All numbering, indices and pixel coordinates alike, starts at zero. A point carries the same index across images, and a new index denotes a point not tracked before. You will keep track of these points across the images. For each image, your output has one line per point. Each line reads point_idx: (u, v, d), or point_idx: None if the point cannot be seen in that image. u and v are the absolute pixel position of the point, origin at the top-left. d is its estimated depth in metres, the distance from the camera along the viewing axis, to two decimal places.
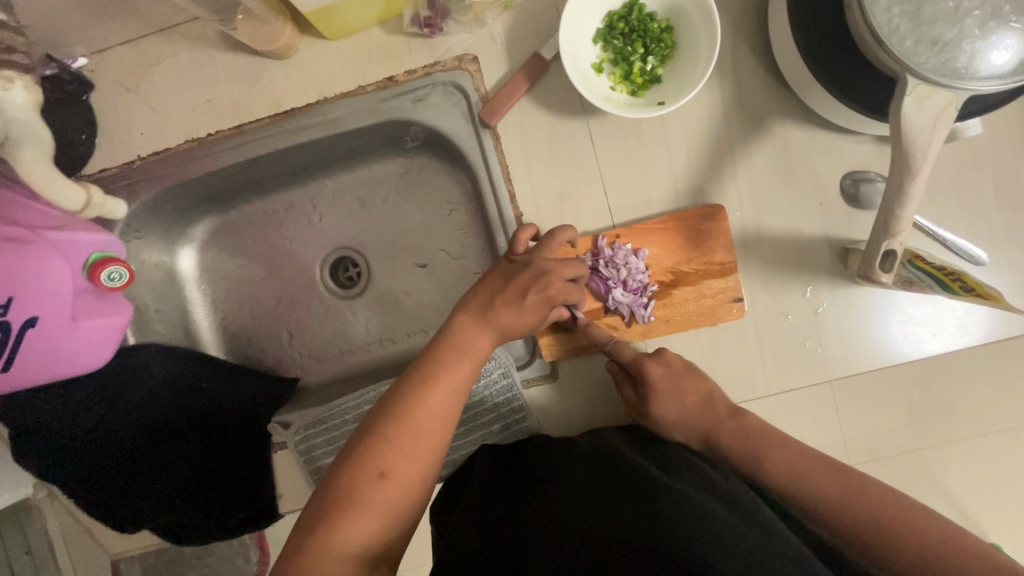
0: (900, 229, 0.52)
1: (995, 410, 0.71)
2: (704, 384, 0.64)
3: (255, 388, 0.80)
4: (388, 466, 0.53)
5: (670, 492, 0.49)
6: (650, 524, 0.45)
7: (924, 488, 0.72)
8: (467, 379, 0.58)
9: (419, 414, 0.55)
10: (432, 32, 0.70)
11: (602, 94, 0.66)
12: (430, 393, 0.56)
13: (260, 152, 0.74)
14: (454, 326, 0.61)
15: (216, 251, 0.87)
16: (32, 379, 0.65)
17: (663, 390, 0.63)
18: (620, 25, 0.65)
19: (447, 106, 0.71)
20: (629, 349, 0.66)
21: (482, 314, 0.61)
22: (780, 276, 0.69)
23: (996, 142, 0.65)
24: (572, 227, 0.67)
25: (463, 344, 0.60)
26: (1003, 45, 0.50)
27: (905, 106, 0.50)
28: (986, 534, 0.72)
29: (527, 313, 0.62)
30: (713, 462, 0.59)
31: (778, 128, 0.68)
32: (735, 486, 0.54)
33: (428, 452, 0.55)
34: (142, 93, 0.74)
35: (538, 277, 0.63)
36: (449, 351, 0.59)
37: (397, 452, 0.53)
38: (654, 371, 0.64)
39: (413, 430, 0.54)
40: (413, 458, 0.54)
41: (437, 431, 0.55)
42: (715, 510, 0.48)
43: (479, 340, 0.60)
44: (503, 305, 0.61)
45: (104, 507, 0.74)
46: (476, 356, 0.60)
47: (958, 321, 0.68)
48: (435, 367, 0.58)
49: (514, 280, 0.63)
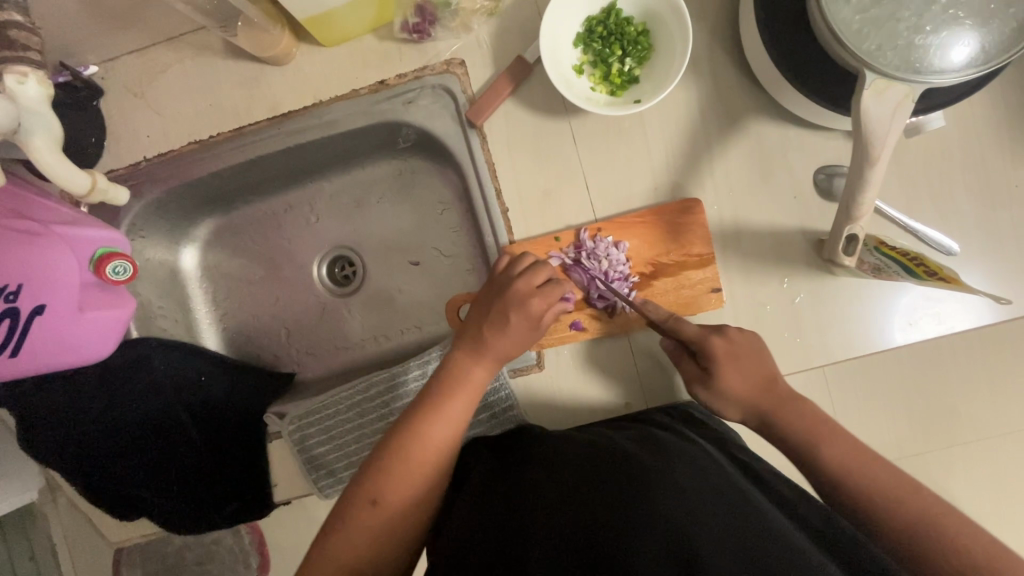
0: (862, 214, 0.55)
1: (977, 398, 0.72)
2: (765, 365, 0.64)
3: (254, 385, 0.84)
4: (378, 494, 0.58)
5: (660, 490, 0.51)
6: (641, 522, 0.48)
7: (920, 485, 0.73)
8: (460, 411, 0.62)
9: (409, 443, 0.60)
10: (421, 38, 0.74)
11: (582, 94, 0.70)
12: (420, 425, 0.60)
13: (259, 153, 0.78)
14: (450, 364, 0.65)
15: (217, 250, 0.91)
16: (38, 368, 0.68)
17: (727, 366, 0.64)
18: (598, 29, 0.69)
19: (436, 108, 0.74)
20: (692, 326, 0.65)
21: (473, 346, 0.64)
22: (758, 268, 0.71)
23: (963, 135, 0.67)
24: (530, 254, 0.68)
25: (455, 378, 0.63)
26: (953, 41, 0.52)
27: (865, 98, 0.53)
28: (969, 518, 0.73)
29: (515, 333, 0.64)
30: (709, 451, 0.61)
31: (752, 125, 0.71)
32: (729, 477, 0.56)
33: (419, 475, 0.59)
34: (148, 99, 0.78)
35: (515, 297, 0.64)
36: (442, 388, 0.63)
37: (386, 480, 0.58)
38: (720, 347, 0.64)
39: (403, 458, 0.59)
40: (400, 486, 0.59)
41: (429, 458, 0.60)
42: (706, 502, 0.51)
43: (472, 370, 0.64)
44: (491, 334, 0.64)
45: (106, 494, 0.77)
46: (472, 388, 0.63)
47: (930, 310, 0.69)
48: (427, 403, 0.62)
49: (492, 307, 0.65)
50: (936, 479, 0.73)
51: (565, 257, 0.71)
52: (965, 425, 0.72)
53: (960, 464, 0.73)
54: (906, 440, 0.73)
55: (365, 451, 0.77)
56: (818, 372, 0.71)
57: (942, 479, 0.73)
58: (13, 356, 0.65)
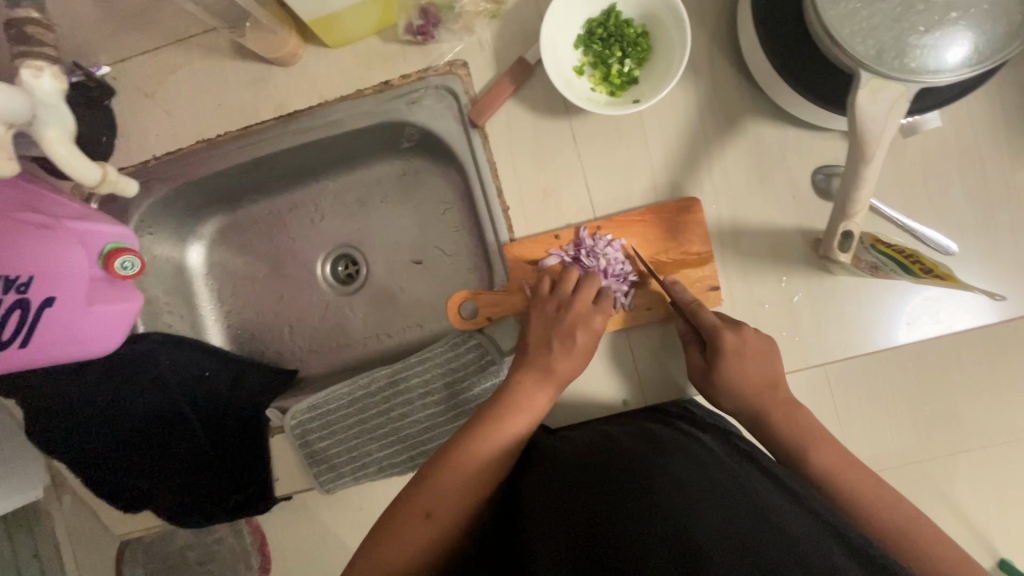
0: (857, 212, 0.56)
1: (975, 399, 0.72)
2: (771, 369, 0.66)
3: (258, 380, 0.85)
4: (432, 506, 0.60)
5: (659, 485, 0.54)
6: (640, 521, 0.50)
7: (924, 491, 0.73)
8: (524, 430, 0.65)
9: (467, 459, 0.62)
10: (425, 39, 0.75)
11: (583, 95, 0.71)
12: (481, 442, 0.63)
13: (266, 152, 0.79)
14: (516, 386, 0.67)
15: (223, 248, 0.92)
16: (46, 359, 0.69)
17: (734, 362, 0.64)
18: (598, 31, 0.70)
19: (440, 108, 0.76)
20: (710, 316, 0.66)
21: (539, 371, 0.67)
22: (757, 267, 0.71)
23: (961, 135, 0.68)
24: (594, 274, 0.70)
25: (521, 401, 0.66)
26: (948, 42, 0.53)
27: (859, 97, 0.54)
28: (967, 519, 0.73)
29: (577, 354, 0.68)
30: (707, 439, 0.63)
31: (750, 125, 0.72)
32: (727, 465, 0.58)
33: (474, 487, 0.61)
34: (158, 98, 0.80)
35: (575, 318, 0.68)
36: (506, 409, 0.65)
37: (441, 494, 0.60)
38: (730, 342, 0.65)
39: (461, 471, 0.61)
40: (456, 498, 0.61)
41: (485, 474, 0.62)
42: (705, 490, 0.53)
43: (538, 394, 0.66)
44: (558, 359, 0.67)
45: (113, 486, 0.79)
46: (533, 411, 0.66)
47: (927, 310, 0.69)
48: (492, 418, 0.65)
49: (564, 330, 0.67)
50: (940, 486, 0.73)
51: (564, 254, 0.73)
52: (967, 429, 0.72)
53: (967, 473, 0.73)
54: (907, 443, 0.73)
55: (367, 447, 0.78)
56: (815, 372, 0.72)
57: (947, 485, 0.73)
58: (21, 348, 0.65)
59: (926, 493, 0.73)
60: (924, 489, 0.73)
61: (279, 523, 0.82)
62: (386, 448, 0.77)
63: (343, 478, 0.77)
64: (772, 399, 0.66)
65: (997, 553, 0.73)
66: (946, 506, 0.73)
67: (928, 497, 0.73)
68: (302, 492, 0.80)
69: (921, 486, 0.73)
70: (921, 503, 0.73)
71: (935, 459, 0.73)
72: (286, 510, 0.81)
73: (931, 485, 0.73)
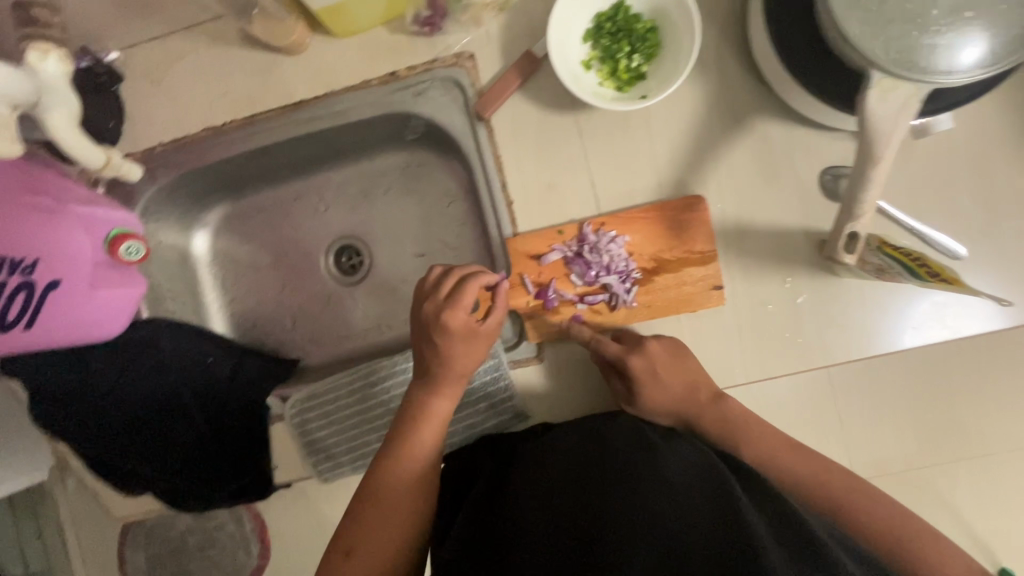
0: (864, 213, 0.55)
1: (982, 410, 0.70)
2: (689, 369, 0.67)
3: (258, 370, 0.85)
4: (353, 543, 0.58)
5: (645, 484, 0.52)
6: (624, 516, 0.49)
7: (925, 500, 0.71)
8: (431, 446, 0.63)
9: (386, 489, 0.60)
10: (432, 31, 0.75)
11: (590, 89, 0.70)
12: (390, 469, 0.61)
13: (273, 141, 0.79)
14: (409, 403, 0.65)
15: (227, 236, 0.93)
16: (50, 342, 0.69)
17: (648, 384, 0.66)
18: (607, 25, 0.70)
19: (445, 100, 0.76)
20: (612, 345, 0.68)
21: (428, 384, 0.64)
22: (761, 267, 0.71)
23: (973, 138, 0.67)
24: (485, 272, 0.65)
25: (417, 412, 0.64)
26: (962, 43, 0.52)
27: (870, 98, 0.53)
28: (980, 537, 0.70)
29: (467, 355, 0.64)
30: (697, 447, 0.62)
31: (759, 124, 0.71)
32: (714, 469, 0.57)
33: (398, 518, 0.59)
34: (165, 85, 0.80)
35: (445, 328, 0.63)
36: (408, 428, 0.63)
37: (367, 531, 0.58)
38: (638, 366, 0.66)
39: (381, 505, 0.59)
40: (381, 527, 0.58)
41: (405, 502, 0.60)
42: (690, 492, 0.52)
43: (433, 405, 0.64)
44: (444, 364, 0.64)
45: (114, 470, 0.80)
46: (435, 424, 0.63)
47: (934, 314, 0.69)
48: (396, 440, 0.62)
49: (440, 343, 0.63)
50: (941, 494, 0.70)
51: (567, 250, 0.72)
52: (966, 436, 0.70)
53: (970, 481, 0.70)
54: (905, 449, 0.71)
55: (364, 437, 0.78)
56: (812, 375, 0.71)
57: (949, 494, 0.70)
58: (26, 330, 0.66)
59: (936, 510, 0.70)
60: (934, 505, 0.70)
61: (276, 514, 0.82)
62: (384, 438, 0.78)
63: (342, 467, 0.78)
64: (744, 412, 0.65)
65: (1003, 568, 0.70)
66: (958, 522, 0.70)
67: (938, 513, 0.70)
68: (300, 481, 0.80)
69: (922, 494, 0.71)
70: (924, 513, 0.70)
71: (937, 467, 0.71)
72: (283, 499, 0.81)
73: (933, 494, 0.71)
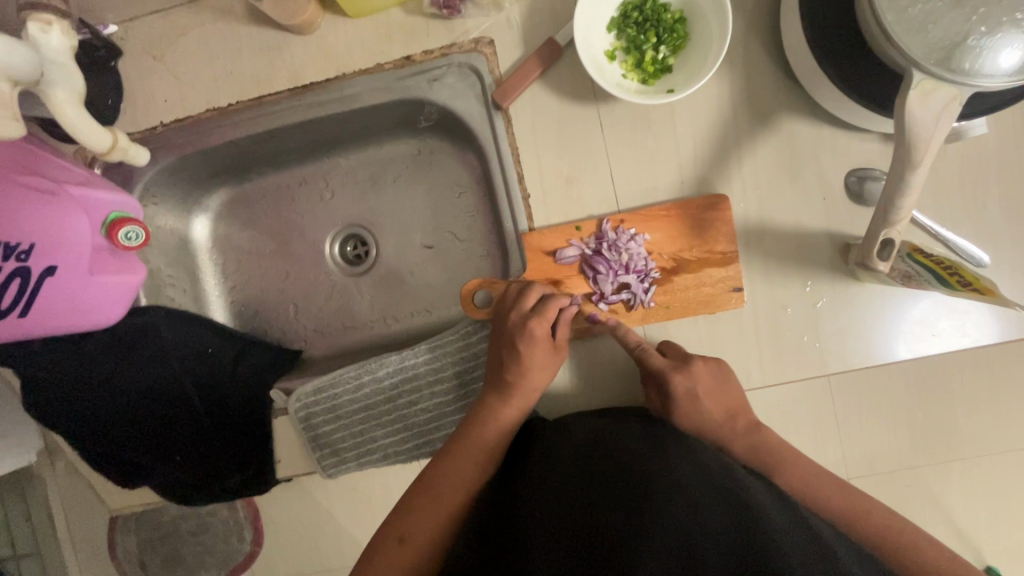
0: (899, 220, 0.54)
1: (993, 420, 0.70)
2: (731, 398, 0.66)
3: (260, 361, 0.83)
4: (407, 531, 0.60)
5: (658, 487, 0.50)
6: (637, 529, 0.46)
7: (917, 499, 0.71)
8: (492, 442, 0.66)
9: (440, 484, 0.63)
10: (450, 14, 0.71)
11: (614, 81, 0.68)
12: (450, 466, 0.64)
13: (279, 123, 0.76)
14: (479, 404, 0.68)
15: (228, 221, 0.90)
16: (47, 328, 0.68)
17: (688, 404, 0.65)
18: (634, 14, 0.67)
19: (462, 87, 0.73)
20: (658, 358, 0.66)
21: (501, 389, 0.67)
22: (782, 269, 0.69)
23: (1002, 144, 0.65)
24: (563, 296, 0.68)
25: (483, 416, 0.67)
26: (1012, 44, 0.49)
27: (909, 100, 0.51)
28: (982, 548, 0.70)
29: (539, 367, 0.67)
30: (713, 452, 0.58)
31: (785, 123, 0.69)
32: (731, 475, 0.54)
33: (444, 512, 0.62)
34: (167, 62, 0.77)
35: (521, 332, 0.66)
36: (472, 423, 0.67)
37: (415, 519, 0.61)
38: (680, 386, 0.64)
39: (435, 497, 0.63)
40: (429, 521, 0.61)
41: (454, 498, 0.63)
42: (709, 500, 0.49)
43: (501, 411, 0.66)
44: (521, 373, 0.67)
45: (110, 459, 0.78)
46: (500, 426, 0.66)
47: (954, 323, 0.68)
48: (459, 437, 0.66)
49: (515, 347, 0.67)
50: (933, 493, 0.70)
51: (585, 247, 0.70)
52: (961, 439, 0.70)
53: (963, 487, 0.70)
54: (898, 447, 0.71)
55: (372, 433, 0.76)
56: (814, 383, 0.70)
57: (942, 496, 0.70)
58: (20, 318, 0.64)
59: (940, 519, 0.70)
60: (938, 514, 0.70)
61: (275, 507, 0.80)
62: (391, 435, 0.76)
63: (347, 463, 0.76)
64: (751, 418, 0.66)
65: (988, 563, 0.70)
66: (964, 533, 0.70)
67: (942, 523, 0.70)
68: (303, 476, 0.79)
69: (914, 493, 0.71)
70: (916, 512, 0.71)
71: (931, 467, 0.71)
72: (283, 493, 0.80)
73: (925, 493, 0.71)
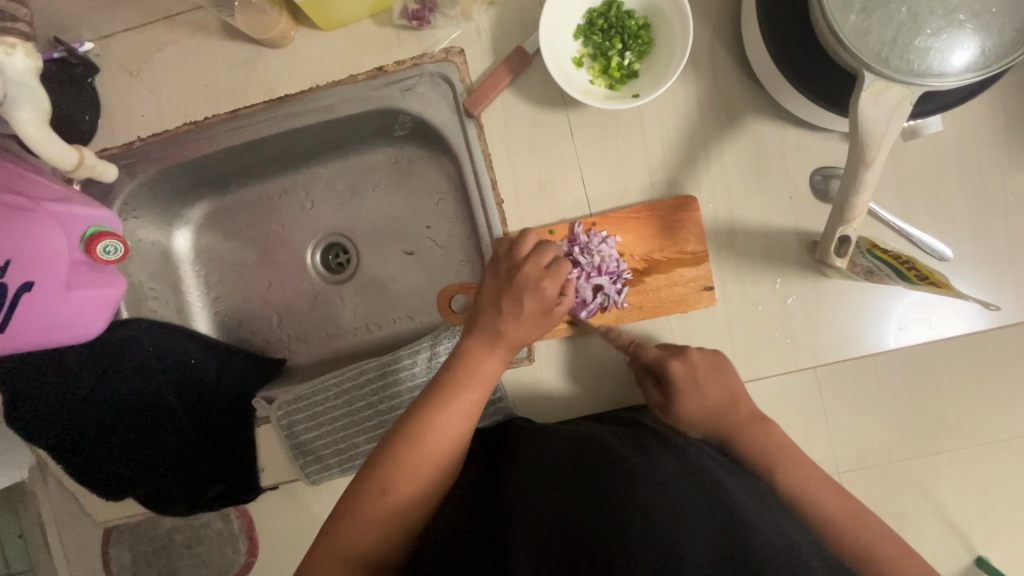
0: (855, 216, 0.55)
1: (963, 410, 0.71)
2: (731, 384, 0.66)
3: (243, 366, 0.85)
4: (387, 484, 0.57)
5: (642, 484, 0.51)
6: (620, 523, 0.47)
7: (891, 489, 0.73)
8: (479, 401, 0.61)
9: (426, 442, 0.59)
10: (420, 25, 0.73)
11: (582, 87, 0.69)
12: (437, 421, 0.59)
13: (255, 136, 0.77)
14: (463, 353, 0.62)
15: (211, 232, 0.90)
16: (24, 346, 0.68)
17: (688, 392, 0.65)
18: (599, 22, 0.68)
19: (434, 95, 0.74)
20: (651, 350, 0.67)
21: (488, 338, 0.62)
22: (752, 267, 0.71)
23: (961, 139, 0.67)
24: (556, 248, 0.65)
25: (468, 366, 0.62)
26: (958, 43, 0.52)
27: (862, 100, 0.52)
28: (958, 537, 0.72)
29: (530, 317, 0.62)
30: (694, 451, 0.60)
31: (751, 124, 0.71)
32: (715, 477, 0.55)
33: (429, 470, 0.59)
34: (144, 77, 0.78)
35: (521, 274, 0.63)
36: (459, 376, 0.61)
37: (397, 474, 0.58)
38: (679, 371, 0.65)
39: (417, 453, 0.58)
40: (409, 478, 0.58)
41: (439, 456, 0.59)
42: (690, 496, 0.51)
43: (487, 362, 0.62)
44: (511, 320, 0.62)
45: (93, 475, 0.77)
46: (487, 380, 0.62)
47: (922, 316, 0.69)
48: (443, 393, 0.61)
49: (510, 289, 0.62)
50: (906, 482, 0.72)
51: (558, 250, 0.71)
52: (930, 428, 0.72)
53: (937, 473, 0.72)
54: (870, 439, 0.72)
55: (353, 439, 0.77)
56: (785, 378, 0.71)
57: (916, 486, 0.72)
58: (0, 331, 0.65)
59: (914, 509, 0.72)
60: (912, 504, 0.72)
61: (264, 514, 0.81)
62: (373, 440, 0.77)
63: (330, 470, 0.77)
64: (748, 414, 0.66)
65: (962, 548, 0.72)
66: (937, 522, 0.72)
67: (915, 512, 0.72)
68: (288, 482, 0.79)
69: (887, 482, 0.73)
70: (891, 502, 0.73)
71: (904, 456, 0.72)
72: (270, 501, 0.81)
73: (897, 482, 0.73)
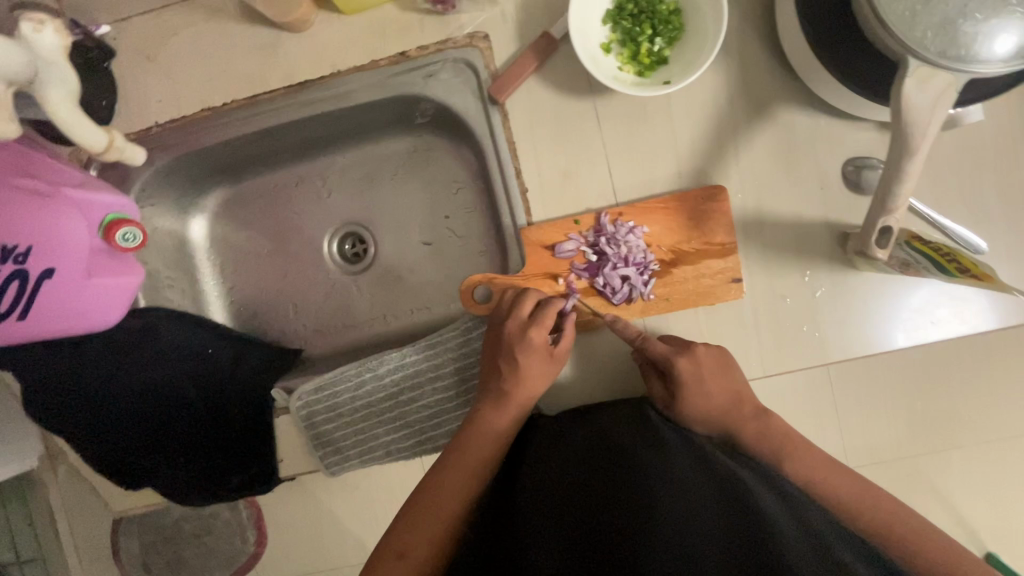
0: (897, 208, 0.54)
1: (992, 407, 0.70)
2: (735, 383, 0.65)
3: (257, 364, 0.82)
4: (405, 544, 0.58)
5: (653, 481, 0.51)
6: (629, 519, 0.47)
7: (913, 487, 0.72)
8: (491, 451, 0.64)
9: (438, 497, 0.61)
10: (445, 9, 0.71)
11: (610, 74, 0.68)
12: (446, 477, 0.62)
13: (273, 122, 0.76)
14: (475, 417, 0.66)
15: (226, 221, 0.89)
16: (44, 332, 0.68)
17: (692, 390, 0.64)
18: (629, 6, 0.67)
19: (457, 82, 0.73)
20: (659, 345, 0.65)
21: (497, 398, 0.66)
22: (780, 259, 0.69)
23: (998, 131, 0.66)
24: (559, 301, 0.68)
25: (478, 424, 0.65)
26: (1005, 29, 0.49)
27: (906, 86, 0.51)
28: (980, 536, 0.71)
29: (537, 375, 0.66)
30: (711, 449, 0.60)
31: (781, 113, 0.69)
32: (732, 472, 0.55)
33: (445, 522, 0.60)
34: (161, 61, 0.76)
35: (519, 338, 0.66)
36: (467, 435, 0.65)
37: (413, 531, 0.59)
38: (686, 370, 0.64)
39: (431, 506, 0.60)
40: (428, 536, 0.59)
41: (454, 508, 0.61)
42: (703, 497, 0.49)
43: (496, 420, 0.65)
44: (518, 381, 0.66)
45: (114, 463, 0.78)
46: (497, 435, 0.65)
47: (951, 311, 0.67)
48: (453, 448, 0.64)
49: (511, 355, 0.66)
50: (930, 480, 0.72)
51: (584, 240, 0.70)
52: (957, 425, 0.71)
53: (961, 471, 0.71)
54: (896, 436, 0.71)
55: (372, 430, 0.76)
56: (811, 372, 0.70)
57: (939, 483, 0.71)
58: (20, 320, 0.64)
59: (937, 507, 0.72)
60: (935, 502, 0.72)
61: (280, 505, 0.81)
62: (393, 431, 0.76)
63: (349, 460, 0.77)
64: (751, 412, 0.64)
65: (985, 547, 0.71)
66: (960, 520, 0.71)
67: (937, 510, 0.72)
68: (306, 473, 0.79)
69: (910, 480, 0.72)
70: (913, 500, 0.72)
71: (928, 453, 0.71)
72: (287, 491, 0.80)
73: (922, 480, 0.72)
